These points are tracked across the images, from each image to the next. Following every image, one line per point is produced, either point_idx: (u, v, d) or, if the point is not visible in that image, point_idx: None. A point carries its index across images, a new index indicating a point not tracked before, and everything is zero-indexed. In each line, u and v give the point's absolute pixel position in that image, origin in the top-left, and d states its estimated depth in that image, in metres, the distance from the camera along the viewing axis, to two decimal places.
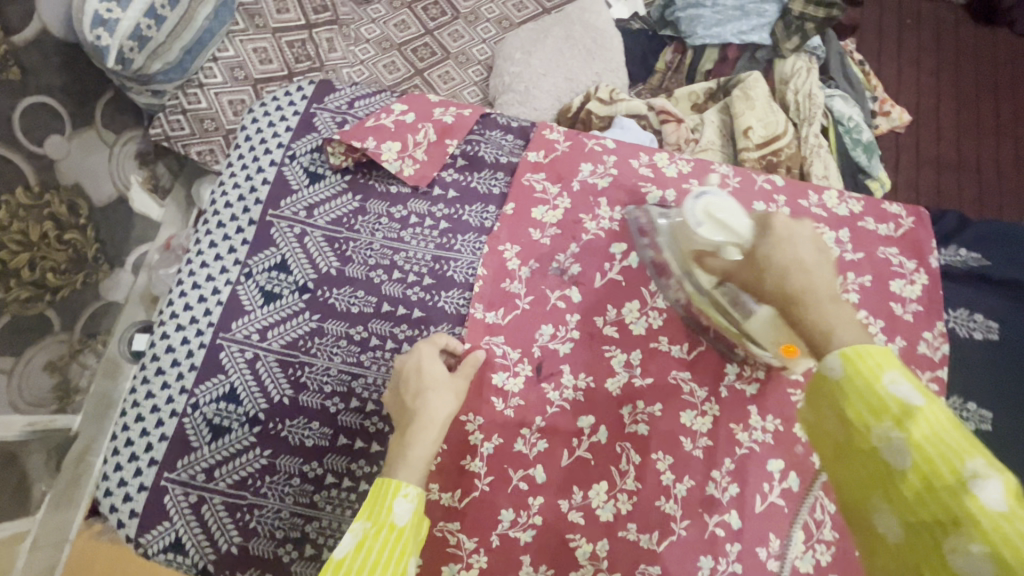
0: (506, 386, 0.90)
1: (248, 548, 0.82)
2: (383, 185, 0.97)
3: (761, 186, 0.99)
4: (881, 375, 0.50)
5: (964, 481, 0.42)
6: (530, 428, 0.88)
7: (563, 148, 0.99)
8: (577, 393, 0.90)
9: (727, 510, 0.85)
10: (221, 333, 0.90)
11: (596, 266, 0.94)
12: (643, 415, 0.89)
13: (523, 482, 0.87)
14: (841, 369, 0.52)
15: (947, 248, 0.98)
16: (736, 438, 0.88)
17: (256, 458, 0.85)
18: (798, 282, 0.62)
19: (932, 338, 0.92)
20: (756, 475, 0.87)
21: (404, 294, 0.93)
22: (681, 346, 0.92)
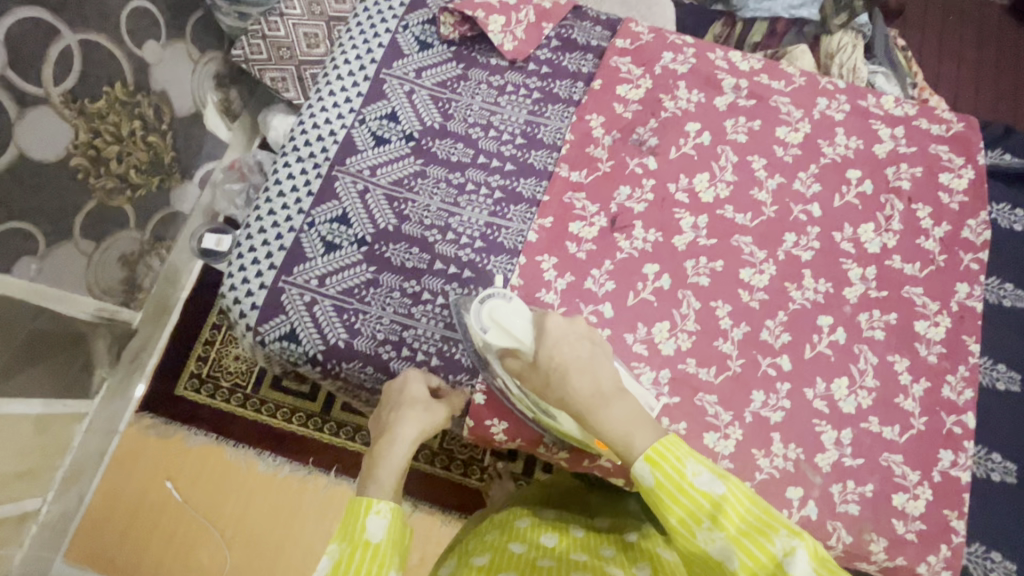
0: (581, 234, 1.00)
1: (352, 344, 0.92)
2: (484, 57, 1.09)
3: (824, 87, 1.09)
4: (686, 473, 0.56)
5: (780, 562, 0.51)
6: (600, 269, 0.98)
7: (647, 38, 1.10)
8: (647, 244, 1.00)
9: (779, 353, 0.95)
10: (337, 166, 1.01)
11: (672, 140, 1.05)
12: (705, 269, 0.99)
13: (593, 315, 0.96)
14: (654, 477, 0.57)
15: (992, 150, 1.07)
16: (790, 294, 0.97)
17: (363, 271, 0.96)
18: (579, 382, 0.69)
19: (976, 225, 1.00)
20: (806, 327, 0.96)
21: (499, 150, 1.04)
22: (745, 214, 1.01)
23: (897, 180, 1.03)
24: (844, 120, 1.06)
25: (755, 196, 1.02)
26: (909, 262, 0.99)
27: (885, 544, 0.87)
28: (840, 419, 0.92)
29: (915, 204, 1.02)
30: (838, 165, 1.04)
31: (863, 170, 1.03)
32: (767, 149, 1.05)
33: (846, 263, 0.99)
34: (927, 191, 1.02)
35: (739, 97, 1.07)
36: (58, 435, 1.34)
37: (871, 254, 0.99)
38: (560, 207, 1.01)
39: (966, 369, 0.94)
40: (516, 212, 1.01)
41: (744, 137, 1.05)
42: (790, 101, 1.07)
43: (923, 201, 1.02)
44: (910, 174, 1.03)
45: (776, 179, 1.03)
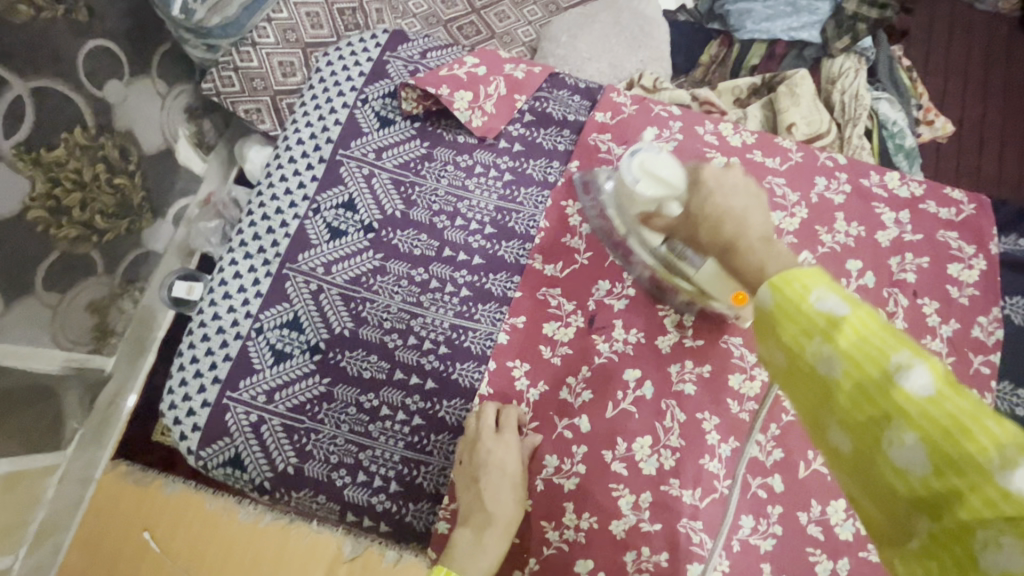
0: (556, 335, 0.91)
1: (303, 470, 0.84)
2: (451, 134, 0.99)
3: (823, 163, 1.00)
4: (808, 295, 0.47)
5: (891, 374, 0.40)
6: (576, 377, 0.90)
7: (629, 111, 1.00)
8: (629, 345, 0.91)
9: (771, 473, 0.87)
10: (288, 264, 0.92)
11: None
12: (691, 374, 0.90)
13: (568, 430, 0.88)
14: (772, 299, 0.49)
15: (1005, 236, 0.97)
16: (784, 404, 0.89)
17: (315, 385, 0.88)
18: (731, 228, 0.66)
19: (987, 322, 0.92)
20: (801, 441, 0.88)
21: (466, 241, 0.95)
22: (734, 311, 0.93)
23: (902, 271, 0.94)
24: (844, 203, 0.97)
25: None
26: None
27: None
28: (837, 547, 0.84)
29: (920, 298, 0.93)
30: (837, 255, 0.95)
31: (865, 260, 0.95)
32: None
33: None
34: (935, 284, 0.94)
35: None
36: (32, 491, 1.20)
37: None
38: (533, 305, 0.92)
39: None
40: (485, 312, 0.92)
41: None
42: (785, 182, 0.98)
43: (930, 295, 0.93)
44: (915, 265, 0.94)
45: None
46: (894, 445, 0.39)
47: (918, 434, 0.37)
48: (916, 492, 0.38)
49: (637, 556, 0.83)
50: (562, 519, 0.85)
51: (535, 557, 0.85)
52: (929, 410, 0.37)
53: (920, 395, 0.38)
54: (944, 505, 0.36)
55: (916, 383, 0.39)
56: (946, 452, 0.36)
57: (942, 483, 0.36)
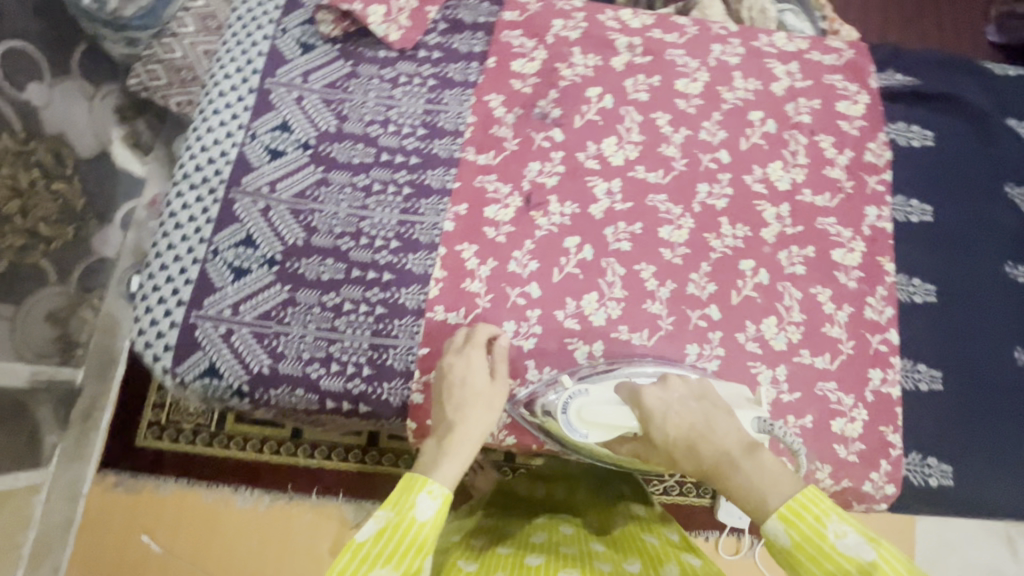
0: (498, 217, 0.98)
1: (277, 369, 0.89)
2: (372, 51, 1.05)
3: (718, 32, 1.09)
4: (827, 531, 0.58)
5: None
6: (521, 250, 0.97)
7: (535, 8, 1.07)
8: (564, 211, 0.99)
9: (708, 304, 0.96)
10: (234, 188, 0.97)
11: (574, 109, 1.03)
12: (625, 234, 0.98)
13: (521, 297, 0.95)
14: (790, 536, 0.60)
15: (886, 70, 1.08)
16: (710, 244, 0.98)
17: (278, 292, 0.92)
18: (708, 452, 0.73)
19: (876, 147, 1.03)
20: (730, 274, 0.97)
21: (401, 144, 1.01)
22: (657, 173, 1.01)
23: (797, 115, 1.04)
24: (740, 63, 1.07)
25: (663, 153, 1.02)
26: (819, 194, 1.01)
27: (830, 469, 0.90)
28: (773, 357, 0.94)
29: (817, 136, 1.04)
30: (740, 109, 1.04)
31: (765, 110, 1.05)
32: (669, 103, 1.04)
33: (760, 205, 1.00)
34: (828, 121, 1.04)
35: (635, 55, 1.06)
36: (14, 509, 1.17)
37: (782, 191, 1.01)
38: (472, 192, 0.99)
39: (884, 289, 0.97)
40: (428, 205, 0.98)
41: (645, 95, 1.05)
42: (684, 53, 1.07)
43: (825, 131, 1.04)
44: (808, 108, 1.05)
45: (681, 133, 1.03)
46: None
47: None
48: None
49: None
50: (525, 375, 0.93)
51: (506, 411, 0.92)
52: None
53: None
54: None
55: None
56: None
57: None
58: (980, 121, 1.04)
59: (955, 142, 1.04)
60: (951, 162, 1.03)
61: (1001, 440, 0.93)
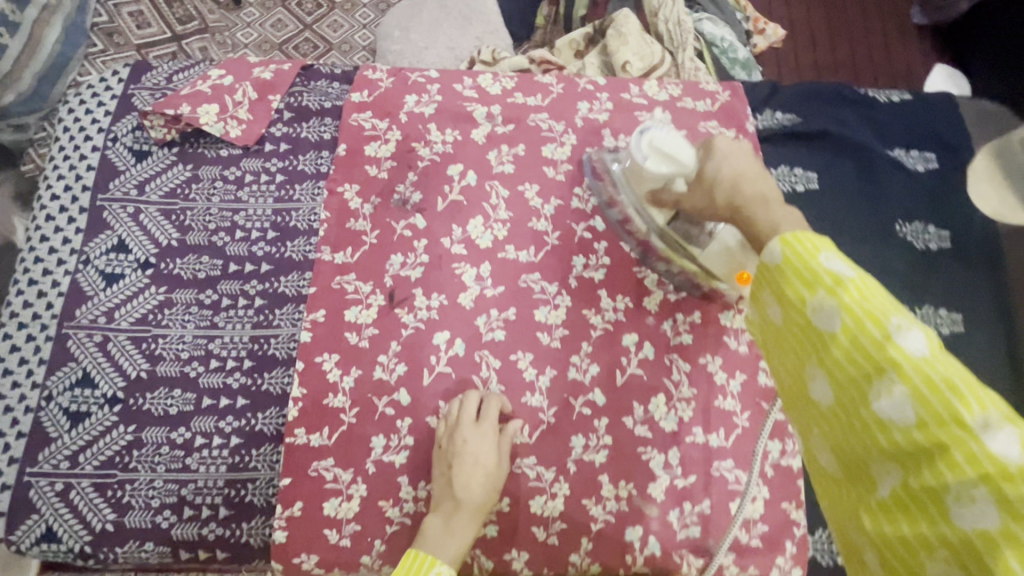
0: (360, 320, 0.91)
1: (123, 523, 0.81)
2: (213, 150, 0.97)
3: (584, 88, 1.03)
4: (817, 255, 0.49)
5: (889, 333, 0.44)
6: (387, 354, 0.89)
7: (386, 85, 1.01)
8: (430, 302, 0.92)
9: (592, 389, 0.90)
10: (67, 322, 0.89)
11: (436, 190, 0.96)
12: (498, 322, 0.92)
13: (389, 407, 0.87)
14: (782, 254, 0.51)
15: (763, 112, 1.03)
16: (590, 322, 0.92)
17: (121, 435, 0.85)
18: (750, 189, 0.64)
19: None
20: (613, 353, 0.91)
21: (250, 251, 0.93)
22: (528, 251, 0.95)
23: None
24: (609, 120, 1.01)
25: (534, 228, 0.96)
26: None
27: (733, 557, 0.84)
28: (665, 440, 0.88)
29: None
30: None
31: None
32: (537, 172, 0.98)
33: (640, 272, 0.95)
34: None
35: (496, 124, 0.99)
36: None
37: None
38: (330, 295, 0.91)
39: None
40: (282, 316, 0.91)
41: (511, 167, 0.98)
42: (548, 116, 1.00)
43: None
44: None
45: (551, 203, 0.97)
46: (881, 397, 0.43)
47: (909, 388, 0.42)
48: (897, 444, 0.43)
49: None
50: (399, 494, 0.84)
51: (379, 539, 0.82)
52: (922, 366, 0.42)
53: (916, 354, 0.42)
54: (923, 457, 0.41)
55: (912, 346, 0.43)
56: (932, 413, 0.40)
57: (921, 436, 0.41)
58: (862, 158, 1.00)
59: (839, 181, 0.99)
60: (838, 203, 0.98)
61: None
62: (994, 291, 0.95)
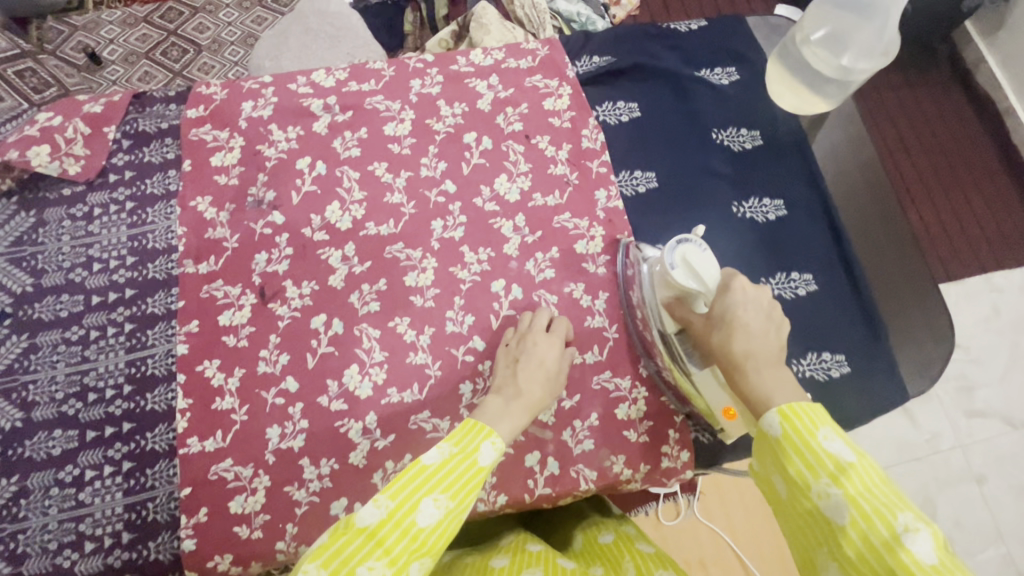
0: (234, 322, 0.93)
1: (22, 573, 0.80)
2: (55, 191, 0.97)
3: (415, 67, 1.09)
4: (818, 434, 0.62)
5: (899, 535, 0.53)
6: (268, 348, 0.92)
7: (221, 97, 1.04)
8: (302, 289, 0.95)
9: (471, 337, 0.95)
10: None
11: (288, 186, 1.00)
12: (372, 294, 0.96)
13: (279, 397, 0.90)
14: (782, 427, 0.64)
15: (581, 58, 1.13)
16: (458, 277, 0.97)
17: (5, 487, 0.83)
18: (745, 348, 0.76)
19: (590, 131, 1.06)
20: (485, 300, 0.97)
21: (111, 281, 0.93)
22: (388, 224, 0.99)
23: (509, 125, 1.06)
24: (442, 91, 1.07)
25: (389, 202, 1.00)
26: (549, 195, 1.02)
27: (627, 459, 0.91)
28: None
29: (533, 139, 1.05)
30: (453, 136, 1.05)
31: (478, 129, 1.05)
32: (383, 151, 1.03)
33: (496, 222, 1.01)
34: (539, 122, 1.06)
35: (335, 114, 1.04)
36: None
37: (514, 203, 1.02)
38: (200, 306, 0.93)
39: (631, 264, 1.00)
40: (155, 335, 0.91)
41: (357, 150, 1.02)
42: (383, 97, 1.06)
43: (539, 132, 1.06)
44: (518, 114, 1.06)
45: (402, 175, 1.02)
46: None
47: None
48: None
49: (384, 474, 0.88)
50: (303, 476, 0.87)
51: (290, 522, 0.85)
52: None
53: (925, 560, 0.50)
54: None
55: (921, 551, 0.51)
56: None
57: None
58: (674, 82, 1.12)
59: (658, 107, 1.10)
60: (660, 126, 1.09)
61: None
62: (805, 172, 1.07)
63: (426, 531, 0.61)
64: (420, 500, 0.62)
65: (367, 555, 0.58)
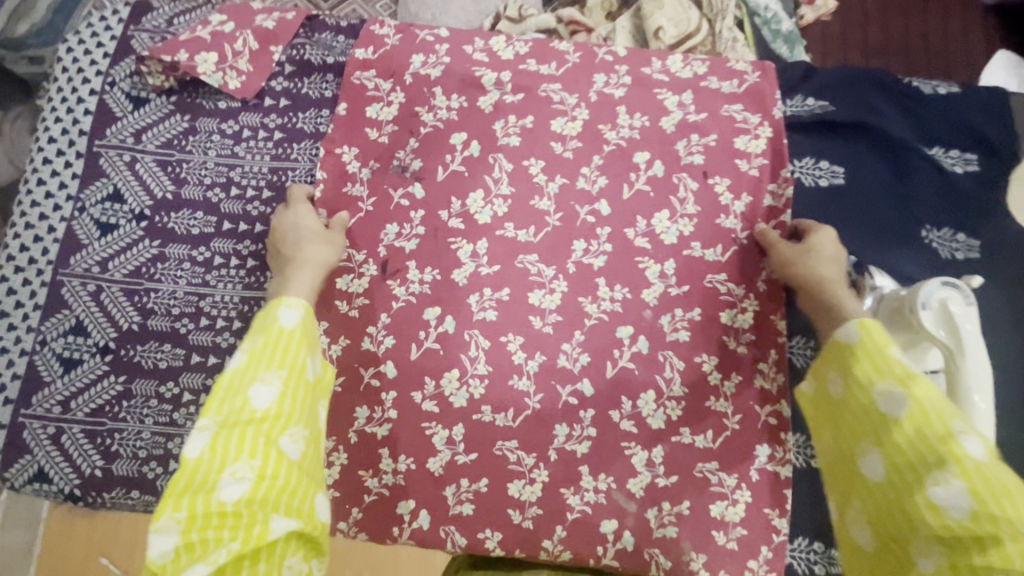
0: (351, 289, 0.89)
1: (111, 471, 0.84)
2: (211, 102, 0.94)
3: (603, 59, 0.96)
4: (888, 349, 0.65)
5: (954, 435, 0.56)
6: (375, 325, 0.88)
7: (393, 42, 0.96)
8: (422, 273, 0.90)
9: (580, 379, 0.87)
10: (61, 269, 0.89)
11: (437, 159, 0.92)
12: (491, 302, 0.89)
13: (375, 379, 0.87)
14: (858, 337, 0.67)
15: (792, 98, 0.96)
16: (585, 310, 0.89)
17: (112, 385, 0.86)
18: None
19: (778, 186, 0.91)
20: (605, 344, 0.88)
21: (244, 210, 0.91)
22: (526, 231, 0.91)
23: (688, 154, 0.92)
24: (625, 96, 0.95)
25: (535, 206, 0.91)
26: (709, 248, 0.90)
27: (708, 561, 0.83)
28: (651, 436, 0.86)
29: (711, 178, 0.91)
30: (623, 151, 0.93)
31: (652, 151, 0.93)
32: (544, 148, 0.93)
33: (642, 261, 0.90)
34: (723, 161, 0.92)
35: (505, 93, 0.94)
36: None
37: (668, 246, 0.90)
38: None
39: (776, 353, 0.87)
40: None
41: (517, 139, 0.93)
42: (561, 87, 0.94)
43: (720, 174, 0.92)
44: (702, 144, 0.92)
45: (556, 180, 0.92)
46: (938, 484, 0.54)
47: (964, 481, 0.53)
48: (939, 528, 0.53)
49: (455, 490, 0.85)
50: (379, 465, 0.86)
51: (357, 506, 0.86)
52: (981, 467, 0.53)
53: (974, 456, 0.54)
54: (961, 546, 0.51)
55: (971, 449, 0.54)
56: (981, 492, 0.52)
57: (974, 526, 0.51)
58: (896, 154, 0.93)
59: (867, 179, 0.92)
60: (862, 204, 0.91)
61: None
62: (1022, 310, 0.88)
63: (264, 413, 0.61)
64: (250, 388, 0.62)
65: (231, 459, 0.57)
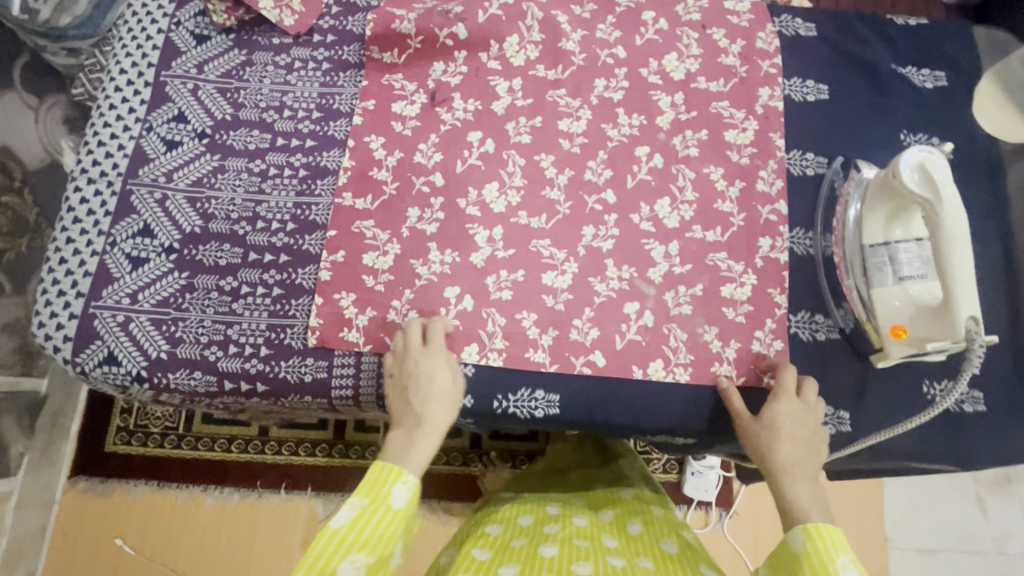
0: (405, 112, 1.03)
1: (176, 353, 0.91)
2: (266, 38, 1.06)
3: None
4: (834, 559, 0.69)
5: None
6: (420, 209, 0.98)
7: None
8: (468, 114, 1.03)
9: (604, 189, 1.00)
10: (131, 180, 0.98)
11: (476, 5, 1.04)
12: (526, 127, 1.02)
13: (425, 185, 0.99)
14: (805, 543, 0.71)
15: (781, 16, 1.10)
16: (607, 134, 1.02)
17: (176, 280, 0.94)
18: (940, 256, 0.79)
19: (765, 35, 1.07)
20: (626, 160, 1.01)
21: (296, 129, 1.02)
22: (557, 69, 1.05)
23: (687, 14, 1.09)
24: (632, 23, 1.08)
25: (553, 100, 1.04)
26: (713, 81, 1.05)
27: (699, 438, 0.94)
28: (667, 313, 0.95)
29: (709, 29, 1.07)
30: (633, 11, 1.08)
31: (656, 11, 1.08)
32: (565, 7, 1.08)
33: (656, 94, 1.04)
34: (717, 16, 1.09)
35: None
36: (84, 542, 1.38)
37: (677, 81, 1.05)
38: (380, 90, 1.03)
39: (774, 162, 1.01)
40: (322, 187, 0.99)
41: None
42: None
43: (716, 25, 1.08)
44: (693, 37, 1.07)
45: (569, 70, 1.05)
46: None
47: None
48: None
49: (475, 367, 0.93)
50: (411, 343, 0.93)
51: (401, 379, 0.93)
52: None
53: None
54: None
55: None
56: None
57: None
58: (873, 71, 1.06)
59: (850, 94, 1.05)
60: (845, 112, 1.04)
61: (901, 386, 0.92)
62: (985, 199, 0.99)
63: None
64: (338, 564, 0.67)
65: None
